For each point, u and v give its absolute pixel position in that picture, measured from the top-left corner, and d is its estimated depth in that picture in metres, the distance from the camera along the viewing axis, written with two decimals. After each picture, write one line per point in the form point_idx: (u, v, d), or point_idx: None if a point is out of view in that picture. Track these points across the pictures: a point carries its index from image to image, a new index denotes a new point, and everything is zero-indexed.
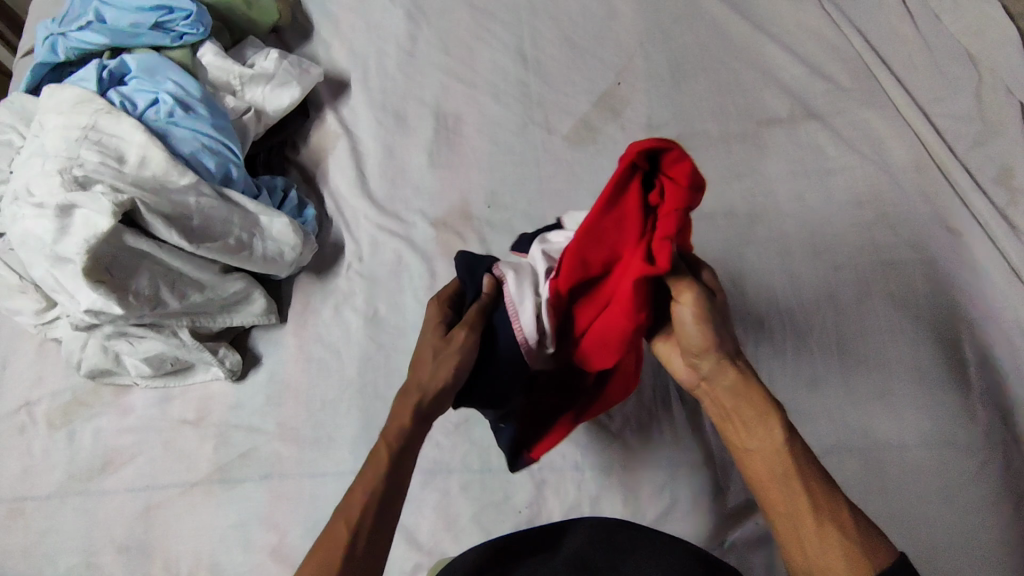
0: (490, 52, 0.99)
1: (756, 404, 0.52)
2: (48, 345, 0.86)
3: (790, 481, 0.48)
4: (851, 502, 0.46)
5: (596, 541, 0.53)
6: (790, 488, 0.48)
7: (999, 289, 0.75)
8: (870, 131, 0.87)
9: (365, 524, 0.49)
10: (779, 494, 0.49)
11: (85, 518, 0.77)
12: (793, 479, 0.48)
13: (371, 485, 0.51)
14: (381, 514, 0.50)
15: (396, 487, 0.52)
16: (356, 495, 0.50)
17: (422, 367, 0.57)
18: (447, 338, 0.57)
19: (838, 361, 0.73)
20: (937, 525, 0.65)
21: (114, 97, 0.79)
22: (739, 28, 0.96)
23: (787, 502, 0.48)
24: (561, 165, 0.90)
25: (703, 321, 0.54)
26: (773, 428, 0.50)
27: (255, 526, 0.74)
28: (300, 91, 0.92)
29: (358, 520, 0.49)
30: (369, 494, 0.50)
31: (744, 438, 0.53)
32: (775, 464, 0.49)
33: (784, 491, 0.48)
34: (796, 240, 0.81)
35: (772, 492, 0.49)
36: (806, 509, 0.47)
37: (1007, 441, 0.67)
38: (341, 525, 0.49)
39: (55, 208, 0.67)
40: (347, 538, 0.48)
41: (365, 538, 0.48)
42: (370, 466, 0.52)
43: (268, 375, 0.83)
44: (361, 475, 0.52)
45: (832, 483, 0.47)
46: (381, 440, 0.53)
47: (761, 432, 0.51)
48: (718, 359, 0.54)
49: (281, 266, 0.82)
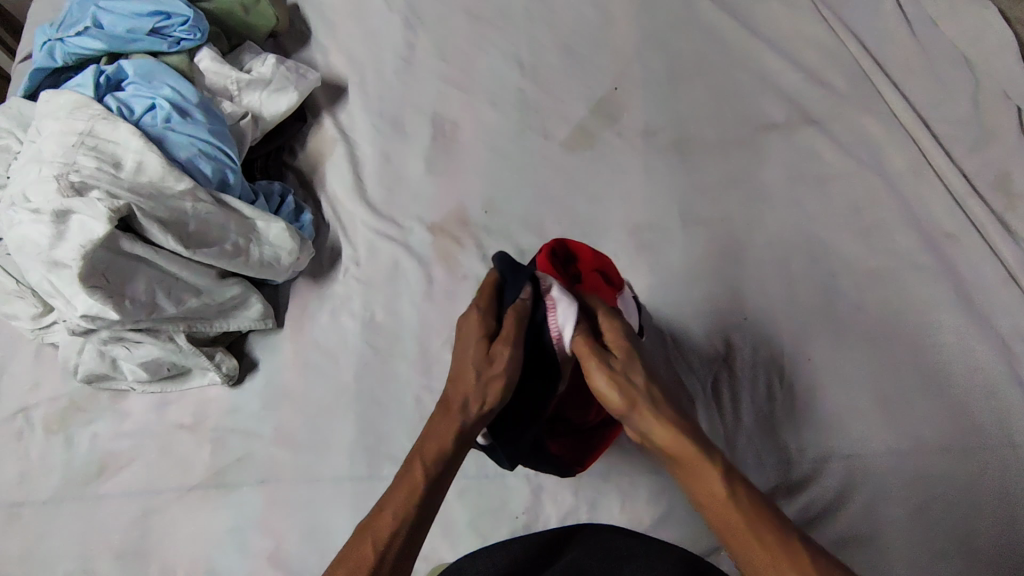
0: (488, 58, 0.99)
1: (689, 458, 0.51)
2: (45, 349, 0.86)
3: (743, 533, 0.47)
4: (801, 535, 0.46)
5: (590, 550, 0.53)
6: (746, 541, 0.47)
7: (997, 294, 0.74)
8: (867, 137, 0.87)
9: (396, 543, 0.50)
10: (733, 540, 0.48)
11: (82, 523, 0.77)
12: (745, 531, 0.47)
13: (403, 507, 0.51)
14: (409, 543, 0.51)
15: (428, 510, 0.52)
16: (385, 514, 0.51)
17: (465, 380, 0.56)
18: (489, 358, 0.56)
19: (836, 368, 0.73)
20: (937, 533, 0.64)
21: (111, 102, 0.79)
22: (736, 34, 0.96)
23: (746, 558, 0.47)
24: (558, 171, 0.90)
25: (614, 383, 0.55)
26: (711, 478, 0.50)
27: (252, 531, 0.74)
28: (298, 96, 0.93)
29: (386, 544, 0.50)
30: (401, 518, 0.51)
31: (692, 493, 0.51)
32: (725, 519, 0.48)
33: (742, 547, 0.47)
34: (793, 246, 0.81)
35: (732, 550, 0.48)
36: (767, 562, 0.45)
37: (1007, 448, 0.66)
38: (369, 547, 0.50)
39: (51, 215, 0.66)
40: (373, 563, 0.49)
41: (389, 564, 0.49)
42: (401, 483, 0.53)
43: (265, 380, 0.83)
44: (393, 491, 0.53)
45: (778, 518, 0.47)
46: (417, 457, 0.54)
47: (704, 486, 0.50)
48: (643, 415, 0.54)
49: (278, 271, 0.83)
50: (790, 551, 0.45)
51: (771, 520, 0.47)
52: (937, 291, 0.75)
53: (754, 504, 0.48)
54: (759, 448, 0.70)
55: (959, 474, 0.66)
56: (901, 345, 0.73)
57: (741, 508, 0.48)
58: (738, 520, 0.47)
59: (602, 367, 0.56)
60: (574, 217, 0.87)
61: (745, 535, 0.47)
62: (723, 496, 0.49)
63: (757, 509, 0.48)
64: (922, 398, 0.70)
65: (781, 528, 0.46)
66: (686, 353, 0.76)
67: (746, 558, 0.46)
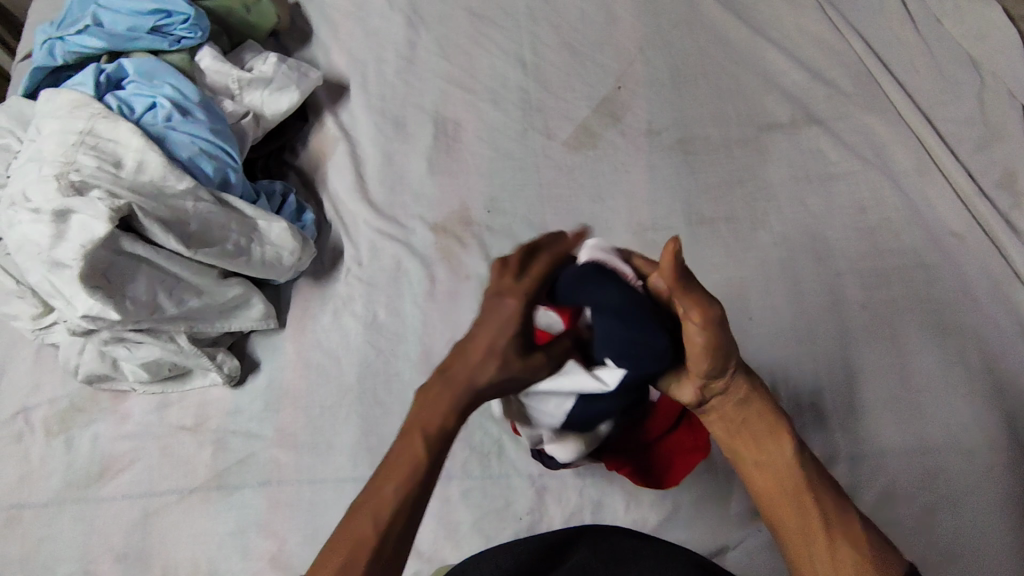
0: (490, 57, 0.99)
1: (761, 424, 0.54)
2: (45, 351, 0.85)
3: (804, 508, 0.51)
4: (861, 516, 0.49)
5: (597, 554, 0.53)
6: (794, 512, 0.51)
7: (1004, 294, 0.74)
8: (872, 136, 0.86)
9: (395, 527, 0.46)
10: (789, 508, 0.51)
11: (83, 525, 0.76)
12: (805, 499, 0.51)
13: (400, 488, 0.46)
14: (412, 520, 0.47)
15: (430, 486, 0.48)
16: (385, 488, 0.46)
17: (477, 354, 0.50)
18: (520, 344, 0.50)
19: (841, 367, 0.72)
20: (944, 533, 0.64)
21: (112, 101, 0.79)
22: (739, 32, 0.95)
23: (796, 525, 0.51)
24: (561, 170, 0.89)
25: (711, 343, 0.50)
26: (784, 446, 0.53)
27: (253, 532, 0.74)
28: (299, 94, 0.92)
29: (390, 520, 0.45)
30: (402, 497, 0.46)
31: (752, 458, 0.55)
32: (781, 489, 0.52)
33: (789, 516, 0.51)
34: (798, 246, 0.80)
35: (779, 519, 0.52)
36: (816, 538, 0.49)
37: (1013, 447, 0.66)
38: (368, 522, 0.45)
39: (51, 214, 0.66)
40: (376, 538, 0.45)
41: (394, 540, 0.45)
42: (397, 461, 0.48)
43: (267, 380, 0.82)
44: (390, 464, 0.48)
45: (842, 496, 0.51)
46: (418, 430, 0.48)
47: (765, 457, 0.53)
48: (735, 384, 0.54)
49: (280, 270, 0.81)
50: (842, 520, 0.49)
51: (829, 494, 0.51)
52: (941, 290, 0.75)
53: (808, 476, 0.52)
54: None
55: (967, 473, 0.65)
56: (907, 346, 0.72)
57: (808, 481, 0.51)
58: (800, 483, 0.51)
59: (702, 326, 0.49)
60: (577, 216, 0.86)
61: (805, 501, 0.51)
62: (787, 471, 0.52)
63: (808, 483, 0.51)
64: (929, 396, 0.69)
65: (838, 498, 0.50)
66: None
67: (795, 520, 0.51)
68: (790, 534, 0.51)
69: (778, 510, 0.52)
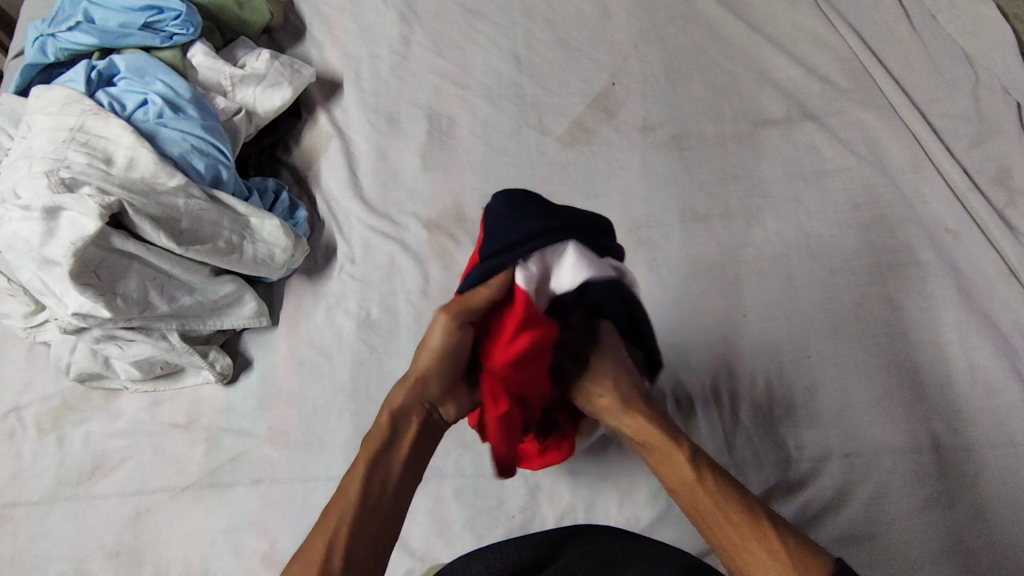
0: (485, 53, 0.98)
1: (662, 449, 0.58)
2: (37, 348, 0.85)
3: (726, 522, 0.53)
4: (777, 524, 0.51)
5: (586, 553, 0.53)
6: (726, 523, 0.53)
7: (999, 291, 0.74)
8: (867, 131, 0.86)
9: (337, 549, 0.53)
10: (716, 522, 0.53)
11: (74, 524, 0.75)
12: (717, 513, 0.53)
13: (342, 520, 0.54)
14: (357, 528, 0.55)
15: (376, 495, 0.57)
16: (333, 508, 0.55)
17: (416, 361, 0.60)
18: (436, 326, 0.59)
19: (836, 367, 0.72)
20: (936, 532, 0.63)
21: (103, 98, 0.79)
22: (734, 29, 0.95)
23: (721, 543, 0.53)
24: (555, 166, 0.89)
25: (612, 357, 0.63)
26: (683, 466, 0.56)
27: (245, 530, 0.73)
28: (292, 91, 0.92)
29: (331, 531, 0.54)
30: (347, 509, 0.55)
31: (666, 479, 0.57)
32: (694, 500, 0.55)
33: (722, 528, 0.53)
34: (794, 243, 0.80)
35: (709, 526, 0.54)
36: (747, 533, 0.51)
37: (1004, 445, 0.65)
38: (319, 538, 0.54)
39: (41, 210, 0.66)
40: (321, 552, 0.52)
41: (337, 556, 0.52)
42: (338, 512, 0.55)
43: (259, 379, 0.82)
44: (327, 516, 0.55)
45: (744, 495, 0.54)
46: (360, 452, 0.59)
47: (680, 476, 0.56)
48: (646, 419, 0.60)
49: (272, 268, 0.81)
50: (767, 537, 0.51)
51: (736, 498, 0.53)
52: (934, 287, 0.75)
53: (720, 481, 0.54)
54: (757, 446, 0.69)
55: (960, 470, 0.65)
56: (902, 343, 0.72)
57: (711, 493, 0.54)
58: (709, 500, 0.54)
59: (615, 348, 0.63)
60: None
61: (718, 517, 0.53)
62: (693, 483, 0.55)
63: (727, 494, 0.54)
64: (921, 396, 0.69)
65: (746, 500, 0.53)
66: (684, 351, 0.75)
67: (718, 538, 0.53)
68: (731, 550, 0.52)
69: (698, 520, 0.55)
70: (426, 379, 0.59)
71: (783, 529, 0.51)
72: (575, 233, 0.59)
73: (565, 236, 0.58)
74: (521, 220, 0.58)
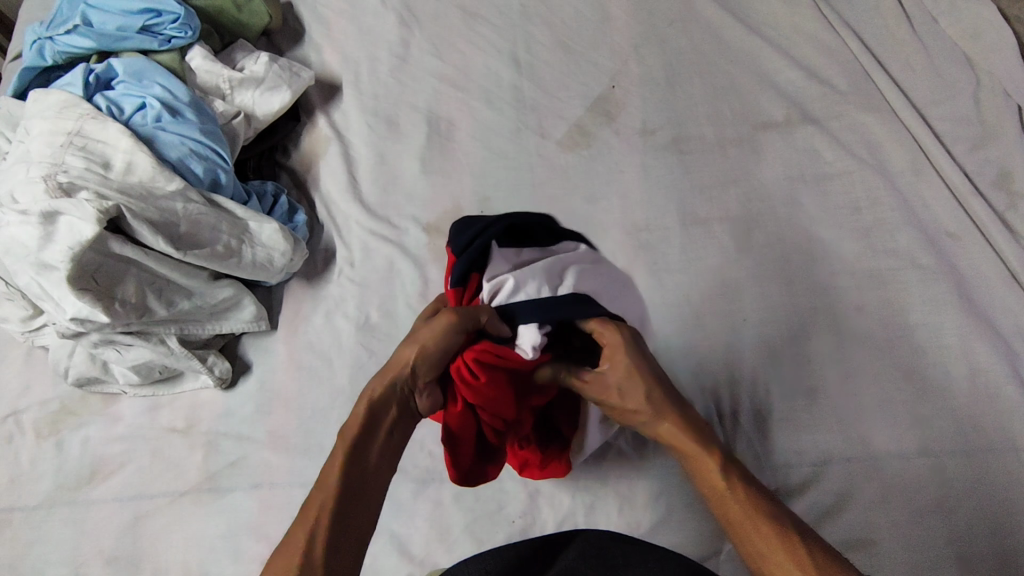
0: (484, 55, 0.98)
1: (698, 457, 0.55)
2: (36, 352, 0.85)
3: (758, 530, 0.50)
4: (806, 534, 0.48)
5: (586, 556, 0.53)
6: (755, 530, 0.50)
7: (1000, 295, 0.73)
8: (868, 135, 0.86)
9: (321, 538, 0.50)
10: (747, 530, 0.51)
11: (72, 528, 0.75)
12: (748, 522, 0.51)
13: (327, 500, 0.52)
14: (340, 516, 0.52)
15: (358, 482, 0.55)
16: (316, 493, 0.53)
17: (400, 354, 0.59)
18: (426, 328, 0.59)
19: (837, 372, 0.72)
20: (941, 536, 0.63)
21: (101, 101, 0.79)
22: (734, 32, 0.95)
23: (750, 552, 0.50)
24: (555, 170, 0.89)
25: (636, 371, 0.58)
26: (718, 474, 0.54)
27: (244, 535, 0.73)
28: (291, 95, 0.91)
29: (316, 517, 0.51)
30: (330, 493, 0.53)
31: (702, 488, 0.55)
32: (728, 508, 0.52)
33: (752, 535, 0.50)
34: (794, 247, 0.80)
35: (740, 535, 0.51)
36: (772, 543, 0.49)
37: (1007, 448, 0.65)
38: (304, 524, 0.51)
39: (39, 215, 0.66)
40: (306, 539, 0.50)
41: (321, 545, 0.50)
42: (321, 497, 0.53)
43: (258, 384, 0.81)
44: (311, 502, 0.53)
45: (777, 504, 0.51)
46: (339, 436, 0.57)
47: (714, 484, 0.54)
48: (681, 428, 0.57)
49: (270, 272, 0.81)
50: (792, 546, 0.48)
51: (768, 506, 0.51)
52: (937, 291, 0.74)
53: (754, 491, 0.52)
54: (758, 451, 0.69)
55: (965, 474, 0.65)
56: (904, 347, 0.72)
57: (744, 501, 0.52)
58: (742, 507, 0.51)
59: (634, 359, 0.59)
60: (572, 216, 0.85)
61: (751, 525, 0.50)
62: (725, 490, 0.53)
63: (756, 505, 0.51)
64: (923, 400, 0.69)
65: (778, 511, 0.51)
66: (684, 355, 0.74)
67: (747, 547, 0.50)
68: (758, 558, 0.49)
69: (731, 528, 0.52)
70: (410, 368, 0.58)
71: (811, 542, 0.48)
72: (508, 224, 0.63)
73: (496, 229, 0.62)
74: (468, 232, 0.63)
